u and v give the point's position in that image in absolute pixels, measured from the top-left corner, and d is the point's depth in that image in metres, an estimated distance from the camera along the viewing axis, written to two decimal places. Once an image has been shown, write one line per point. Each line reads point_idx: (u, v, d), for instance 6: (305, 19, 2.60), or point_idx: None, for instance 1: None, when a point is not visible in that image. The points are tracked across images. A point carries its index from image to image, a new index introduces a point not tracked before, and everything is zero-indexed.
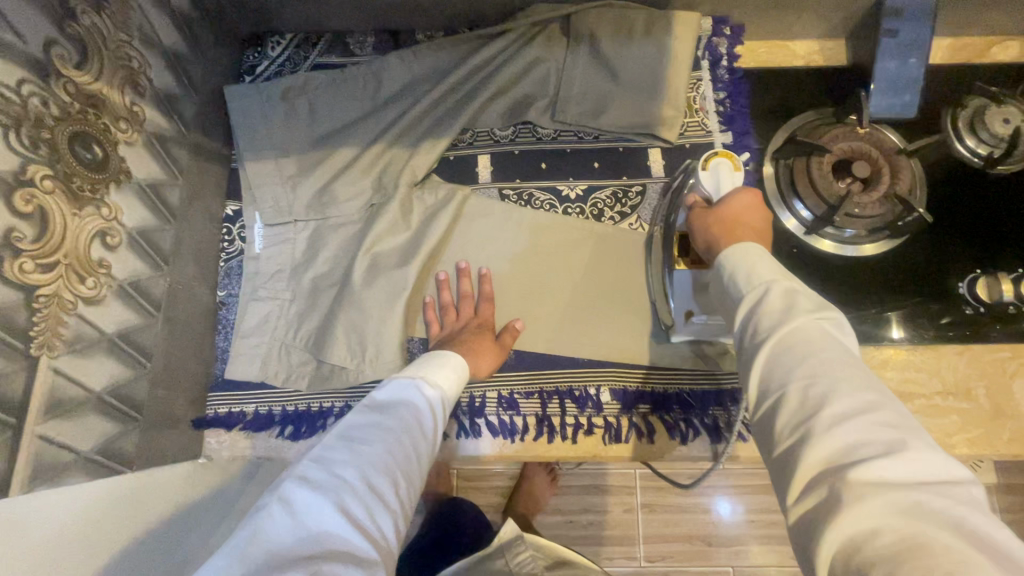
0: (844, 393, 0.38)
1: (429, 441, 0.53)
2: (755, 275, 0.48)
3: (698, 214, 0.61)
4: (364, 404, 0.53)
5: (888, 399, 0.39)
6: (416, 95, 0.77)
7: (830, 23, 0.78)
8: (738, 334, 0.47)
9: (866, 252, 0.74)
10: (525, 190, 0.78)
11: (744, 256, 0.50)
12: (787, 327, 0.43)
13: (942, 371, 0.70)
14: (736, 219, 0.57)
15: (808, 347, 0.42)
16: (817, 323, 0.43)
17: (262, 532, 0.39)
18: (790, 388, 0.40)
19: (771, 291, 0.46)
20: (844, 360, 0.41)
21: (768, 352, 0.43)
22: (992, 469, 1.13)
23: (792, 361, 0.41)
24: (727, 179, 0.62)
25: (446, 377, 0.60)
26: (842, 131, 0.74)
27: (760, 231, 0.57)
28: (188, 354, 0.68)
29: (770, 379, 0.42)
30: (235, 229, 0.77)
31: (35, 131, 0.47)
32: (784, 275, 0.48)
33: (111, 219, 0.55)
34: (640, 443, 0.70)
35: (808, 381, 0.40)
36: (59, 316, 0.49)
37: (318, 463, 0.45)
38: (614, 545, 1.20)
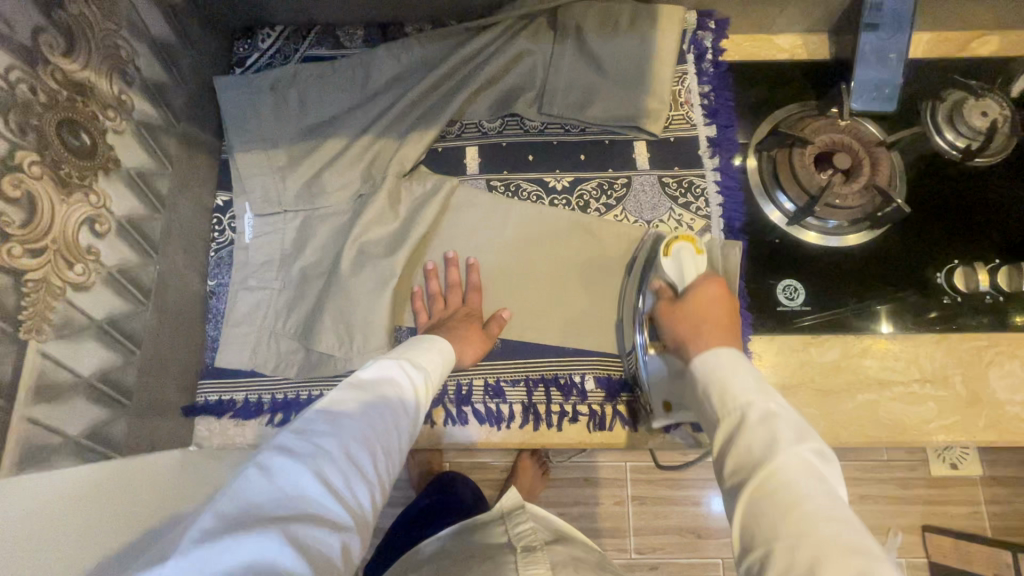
0: (834, 554, 0.38)
1: (411, 417, 0.54)
2: (731, 397, 0.50)
3: (667, 306, 0.63)
4: (349, 379, 0.54)
5: (879, 551, 0.39)
6: (404, 87, 0.78)
7: (813, 18, 0.80)
8: (722, 464, 0.48)
9: (849, 242, 0.75)
10: (512, 182, 0.79)
11: (720, 368, 0.53)
12: (771, 466, 0.44)
13: (920, 359, 0.72)
14: (705, 315, 0.60)
15: (794, 496, 0.42)
16: (797, 456, 0.44)
17: (241, 494, 0.40)
18: (777, 546, 0.40)
19: (749, 416, 0.48)
20: (833, 515, 0.41)
21: (751, 494, 0.44)
22: (977, 461, 1.14)
23: (775, 514, 0.42)
24: (691, 264, 0.65)
25: (431, 359, 0.61)
26: (823, 124, 0.76)
27: (729, 326, 0.59)
28: (177, 342, 0.68)
29: (756, 529, 0.42)
30: (225, 219, 0.77)
31: (22, 118, 0.47)
32: (761, 393, 0.49)
33: (100, 207, 0.56)
34: (624, 431, 0.71)
35: (797, 535, 0.40)
36: (48, 301, 0.50)
37: (299, 432, 0.46)
38: (604, 536, 1.21)
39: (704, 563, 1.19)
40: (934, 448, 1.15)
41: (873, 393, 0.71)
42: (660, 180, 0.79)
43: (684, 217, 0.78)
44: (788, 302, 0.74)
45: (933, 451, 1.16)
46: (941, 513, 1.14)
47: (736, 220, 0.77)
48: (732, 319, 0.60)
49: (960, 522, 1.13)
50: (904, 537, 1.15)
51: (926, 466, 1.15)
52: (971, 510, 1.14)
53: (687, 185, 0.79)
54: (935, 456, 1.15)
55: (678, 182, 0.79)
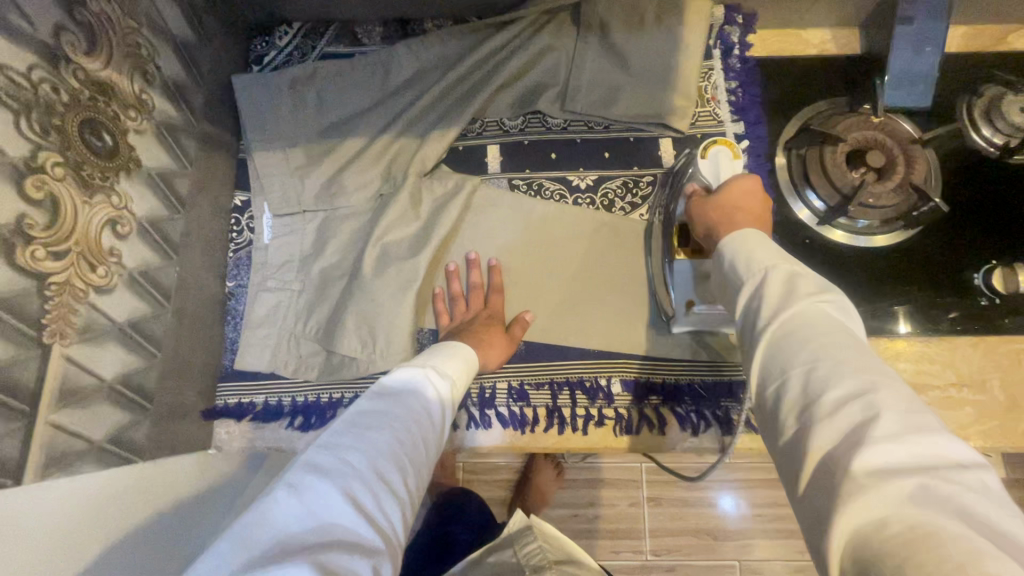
0: (846, 374, 0.37)
1: (437, 430, 0.53)
2: (754, 262, 0.48)
3: (696, 203, 0.62)
4: (375, 390, 0.52)
5: (892, 377, 0.37)
6: (425, 85, 0.77)
7: (845, 11, 0.77)
8: (744, 318, 0.47)
9: (880, 243, 0.73)
10: (535, 181, 0.78)
11: (745, 241, 0.51)
12: (790, 308, 0.43)
13: (956, 363, 0.70)
14: (734, 206, 0.58)
15: (812, 333, 0.41)
16: (818, 306, 0.43)
17: (270, 517, 0.39)
18: (794, 374, 0.39)
19: (772, 278, 0.46)
20: (848, 343, 0.40)
21: (770, 337, 0.43)
22: (1002, 464, 1.12)
23: (791, 348, 0.41)
24: (726, 166, 0.64)
25: (455, 367, 0.60)
26: (855, 121, 0.73)
27: (758, 220, 0.58)
28: (197, 344, 0.67)
29: (774, 365, 0.41)
30: (244, 220, 0.76)
31: (45, 118, 0.46)
32: (787, 261, 0.48)
33: (122, 208, 0.55)
34: (652, 435, 0.69)
35: (811, 365, 0.39)
36: (71, 304, 0.49)
37: (326, 449, 0.45)
38: (620, 539, 1.20)
39: (722, 566, 1.17)
40: None
41: None
42: None
43: None
44: None
45: None
46: None
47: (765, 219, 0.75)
48: (762, 215, 0.59)
49: None
50: None
51: None
52: None
53: None
54: None
55: None
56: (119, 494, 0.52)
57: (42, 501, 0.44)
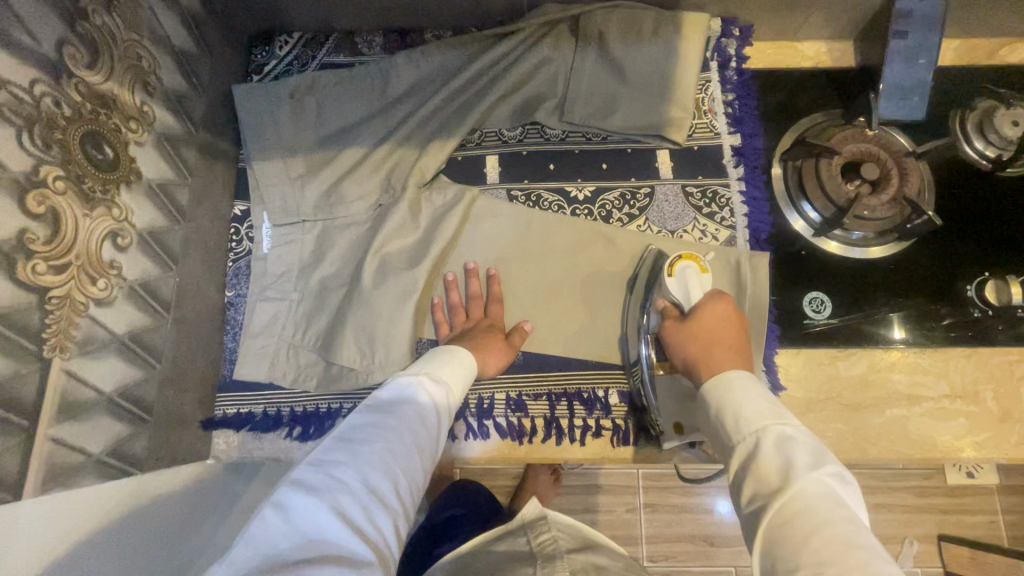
0: (857, 574, 0.36)
1: (432, 439, 0.53)
2: (744, 422, 0.49)
3: (671, 327, 0.64)
4: (366, 404, 0.53)
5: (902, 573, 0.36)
6: (424, 95, 0.77)
7: (840, 24, 0.78)
8: (746, 490, 0.46)
9: (874, 254, 0.74)
10: (533, 191, 0.78)
11: (731, 386, 0.53)
12: (788, 491, 0.42)
13: (949, 374, 0.70)
14: (711, 339, 0.61)
15: (818, 518, 0.40)
16: (816, 482, 0.42)
17: (258, 534, 0.39)
18: (800, 572, 0.38)
19: (765, 446, 0.46)
20: (852, 532, 0.39)
21: (772, 523, 0.42)
22: (993, 471, 1.13)
23: (795, 540, 0.40)
24: (696, 283, 0.66)
25: (450, 374, 0.60)
26: (850, 134, 0.74)
27: (735, 346, 0.60)
28: (195, 354, 0.67)
29: (777, 558, 0.40)
30: (243, 229, 0.76)
31: (47, 132, 0.46)
32: (773, 415, 0.49)
33: (122, 220, 0.55)
34: (649, 446, 0.70)
35: (819, 556, 0.38)
36: (71, 317, 0.49)
37: (316, 464, 0.45)
38: (616, 545, 1.20)
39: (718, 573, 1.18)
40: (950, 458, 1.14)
41: (903, 407, 0.70)
42: (684, 189, 0.78)
43: (708, 227, 0.77)
44: (815, 314, 0.73)
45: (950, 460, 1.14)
46: (958, 522, 1.12)
47: (762, 230, 0.76)
48: (738, 338, 0.62)
49: (977, 533, 1.12)
50: (921, 547, 1.13)
51: (943, 475, 1.14)
52: (988, 520, 1.12)
53: (711, 195, 0.78)
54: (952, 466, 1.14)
55: (702, 192, 0.78)
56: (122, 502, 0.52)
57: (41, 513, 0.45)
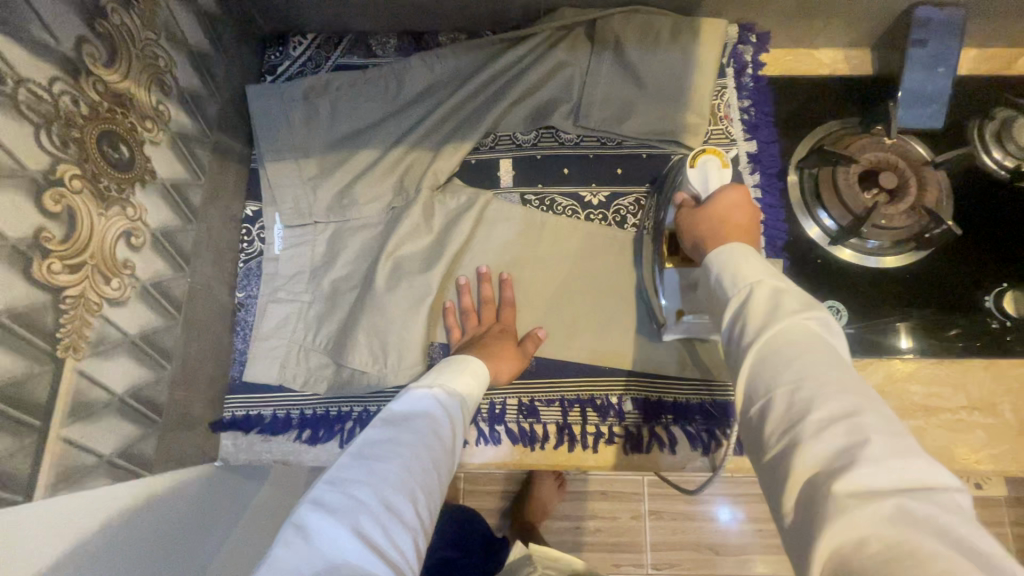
0: (828, 399, 0.37)
1: (448, 450, 0.52)
2: (740, 275, 0.47)
3: (687, 214, 0.60)
4: (381, 418, 0.53)
5: (875, 399, 0.37)
6: (438, 98, 0.77)
7: (858, 32, 0.78)
8: (728, 330, 0.46)
9: (890, 264, 0.73)
10: (547, 196, 0.78)
11: (731, 254, 0.49)
12: (774, 326, 0.42)
13: (967, 386, 0.69)
14: (721, 218, 0.56)
15: (799, 350, 0.40)
16: (802, 323, 0.42)
17: (280, 562, 0.40)
18: (775, 393, 0.39)
19: (758, 294, 0.44)
20: (832, 366, 0.39)
21: (755, 355, 0.42)
22: (1002, 483, 1.12)
23: (776, 365, 0.40)
24: (714, 176, 0.61)
25: (464, 383, 0.60)
26: (867, 143, 0.74)
27: (745, 229, 0.55)
28: (205, 355, 0.67)
29: (758, 381, 0.41)
30: (255, 230, 0.76)
31: (65, 131, 0.46)
32: (772, 276, 0.46)
33: (136, 219, 0.54)
34: (662, 454, 0.69)
35: (796, 384, 0.39)
36: (85, 317, 0.48)
37: (333, 486, 0.45)
38: (622, 552, 1.19)
39: None
40: None
41: (918, 418, 0.69)
42: None
43: None
44: None
45: None
46: None
47: (778, 237, 0.75)
48: (751, 226, 0.56)
49: None
50: None
51: None
52: (997, 532, 1.11)
53: None
54: None
55: None
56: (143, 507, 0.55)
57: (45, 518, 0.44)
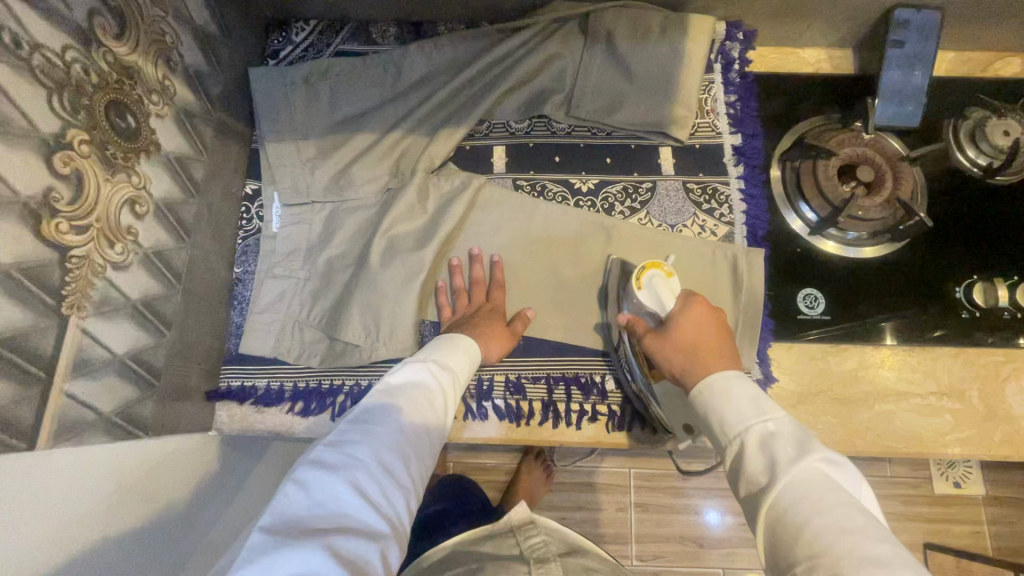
0: (852, 572, 0.38)
1: (440, 421, 0.55)
2: (730, 424, 0.50)
3: (652, 340, 0.62)
4: (379, 388, 0.55)
5: (903, 564, 0.38)
6: (436, 85, 0.80)
7: (840, 32, 0.81)
8: (742, 480, 0.48)
9: (868, 254, 0.76)
10: (538, 182, 0.80)
11: (716, 391, 0.53)
12: (779, 484, 0.44)
13: (937, 373, 0.72)
14: (692, 348, 0.59)
15: (809, 509, 0.42)
16: (805, 472, 0.44)
17: (282, 509, 0.42)
18: (797, 570, 0.40)
19: (750, 443, 0.48)
20: (842, 521, 0.41)
21: (771, 520, 0.44)
22: (979, 480, 1.15)
23: (791, 532, 0.42)
24: (665, 290, 0.64)
25: (458, 357, 0.62)
26: (846, 138, 0.77)
27: (716, 346, 0.59)
28: (202, 326, 0.69)
29: (780, 558, 0.42)
30: (254, 208, 0.78)
31: (75, 97, 0.48)
32: (755, 413, 0.50)
33: (141, 188, 0.57)
34: (643, 432, 0.71)
35: (819, 555, 0.40)
36: (89, 277, 0.50)
37: (333, 445, 0.48)
38: (607, 543, 1.21)
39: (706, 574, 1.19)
40: (937, 466, 1.16)
41: (890, 403, 0.72)
42: (684, 185, 0.80)
43: (707, 222, 0.78)
44: (809, 310, 0.75)
45: (938, 469, 1.16)
46: (943, 531, 1.14)
47: (759, 227, 0.78)
48: (720, 338, 0.60)
49: (963, 542, 1.13)
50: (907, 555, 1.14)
51: (931, 484, 1.15)
52: (973, 530, 1.14)
53: (711, 192, 0.79)
54: (939, 475, 1.16)
55: (702, 189, 0.79)
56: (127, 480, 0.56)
57: (53, 467, 0.47)
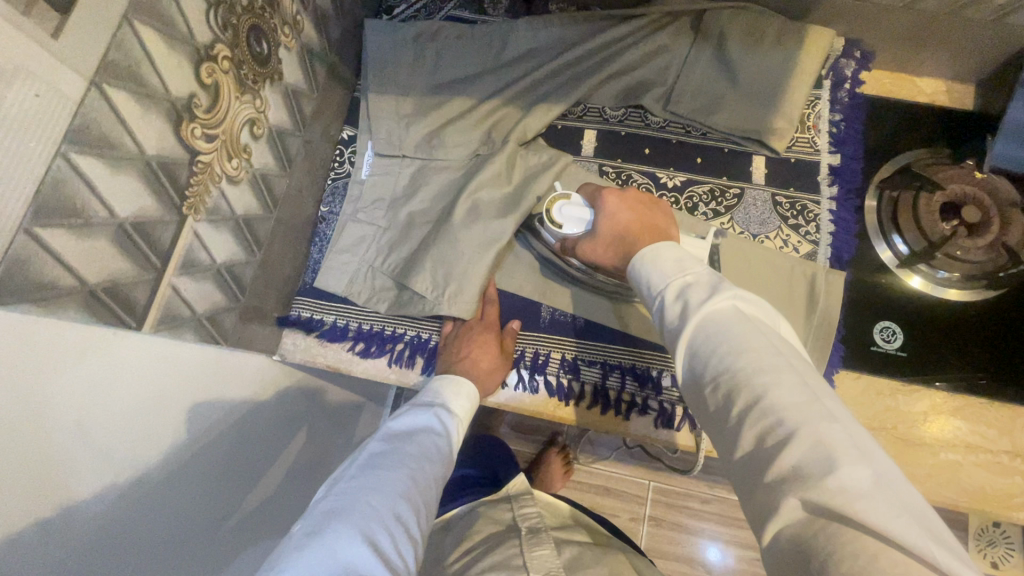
0: (743, 383, 0.42)
1: (444, 467, 0.57)
2: (656, 282, 0.53)
3: (588, 246, 0.66)
4: (384, 435, 0.58)
5: (791, 369, 0.42)
6: (539, 61, 0.81)
7: (965, 65, 0.77)
8: (659, 320, 0.52)
9: (953, 296, 0.72)
10: (624, 171, 0.80)
11: (646, 260, 0.55)
12: (700, 315, 0.47)
13: (1013, 432, 0.69)
14: (622, 232, 0.62)
15: (715, 340, 0.45)
16: (721, 304, 0.47)
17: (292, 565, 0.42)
18: (707, 380, 0.45)
19: (684, 291, 0.50)
20: (747, 340, 0.44)
21: (689, 348, 0.47)
22: (1020, 565, 1.20)
23: (703, 357, 0.46)
24: (576, 215, 0.67)
25: (461, 406, 0.65)
26: (957, 174, 0.74)
27: (635, 224, 0.62)
28: (284, 257, 0.73)
29: (700, 377, 0.46)
30: (347, 153, 0.82)
31: (227, 15, 0.51)
32: (676, 270, 0.52)
33: (260, 111, 0.60)
34: (691, 435, 0.70)
35: (720, 372, 0.44)
36: (208, 184, 0.53)
37: (342, 494, 0.49)
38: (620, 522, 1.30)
39: None
40: (978, 544, 1.22)
41: (957, 454, 0.69)
42: (773, 197, 0.78)
43: (791, 238, 0.76)
44: (884, 344, 0.72)
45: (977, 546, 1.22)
46: None
47: (845, 251, 0.75)
48: (639, 216, 0.63)
49: None
50: None
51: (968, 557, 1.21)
52: None
53: (800, 208, 0.77)
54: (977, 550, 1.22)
55: (791, 204, 0.77)
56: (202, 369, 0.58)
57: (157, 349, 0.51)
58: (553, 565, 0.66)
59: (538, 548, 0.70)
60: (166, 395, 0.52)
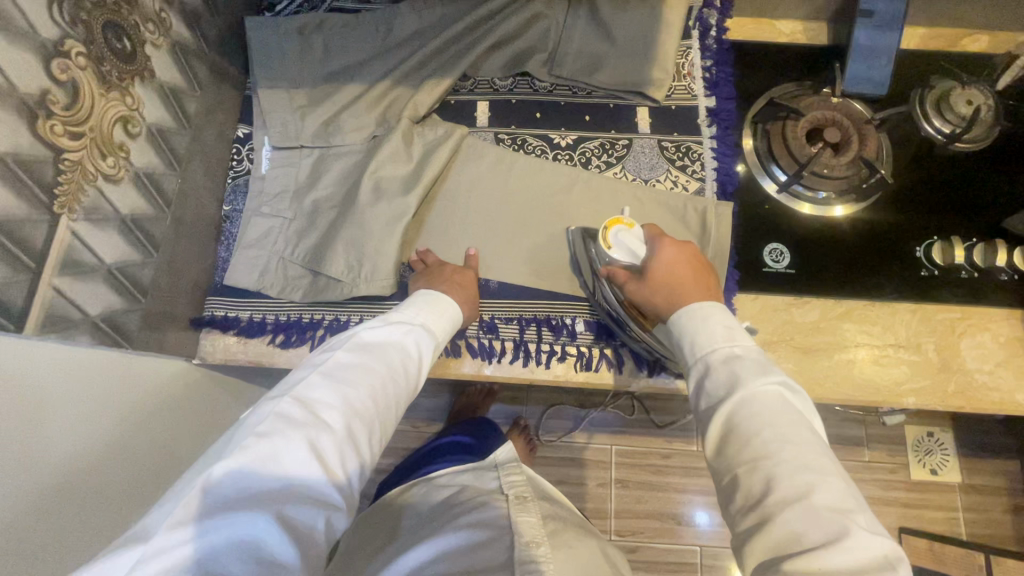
0: (788, 475, 0.44)
1: (409, 386, 0.57)
2: (699, 346, 0.55)
3: (637, 286, 0.65)
4: (353, 341, 0.56)
5: (834, 477, 0.44)
6: (423, 40, 0.83)
7: (812, 4, 0.84)
8: (698, 383, 0.53)
9: (837, 213, 0.79)
10: (519, 136, 0.84)
11: (694, 316, 0.57)
12: (745, 391, 0.49)
13: (895, 327, 0.74)
14: (670, 280, 0.63)
15: (761, 421, 0.47)
16: (770, 386, 0.49)
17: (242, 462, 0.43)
18: (739, 461, 0.46)
19: (728, 359, 0.52)
20: (795, 431, 0.46)
21: (727, 416, 0.49)
22: (955, 467, 1.28)
23: (745, 435, 0.47)
24: (632, 241, 0.69)
25: (437, 322, 0.63)
26: (816, 101, 0.81)
27: (691, 278, 0.64)
28: (191, 257, 0.73)
29: (737, 453, 0.47)
30: (244, 150, 0.82)
31: (75, 11, 0.52)
32: (725, 338, 0.54)
33: (133, 109, 0.60)
34: (609, 373, 0.74)
35: (761, 456, 0.45)
36: (80, 183, 0.53)
37: (303, 399, 0.48)
38: (586, 489, 1.33)
39: (693, 549, 1.29)
40: (917, 454, 1.30)
41: (851, 353, 0.74)
42: (659, 144, 0.83)
43: (680, 178, 0.81)
44: (773, 264, 0.78)
45: (915, 456, 1.30)
46: (918, 516, 1.27)
47: (729, 183, 0.80)
48: (696, 273, 0.65)
49: (940, 527, 1.26)
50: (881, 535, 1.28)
51: (908, 469, 1.30)
52: (948, 515, 1.27)
53: (685, 150, 0.82)
54: (916, 461, 1.30)
55: (676, 147, 0.83)
56: (100, 366, 0.57)
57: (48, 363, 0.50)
58: (538, 533, 0.63)
59: (525, 514, 0.66)
60: (44, 395, 0.49)
